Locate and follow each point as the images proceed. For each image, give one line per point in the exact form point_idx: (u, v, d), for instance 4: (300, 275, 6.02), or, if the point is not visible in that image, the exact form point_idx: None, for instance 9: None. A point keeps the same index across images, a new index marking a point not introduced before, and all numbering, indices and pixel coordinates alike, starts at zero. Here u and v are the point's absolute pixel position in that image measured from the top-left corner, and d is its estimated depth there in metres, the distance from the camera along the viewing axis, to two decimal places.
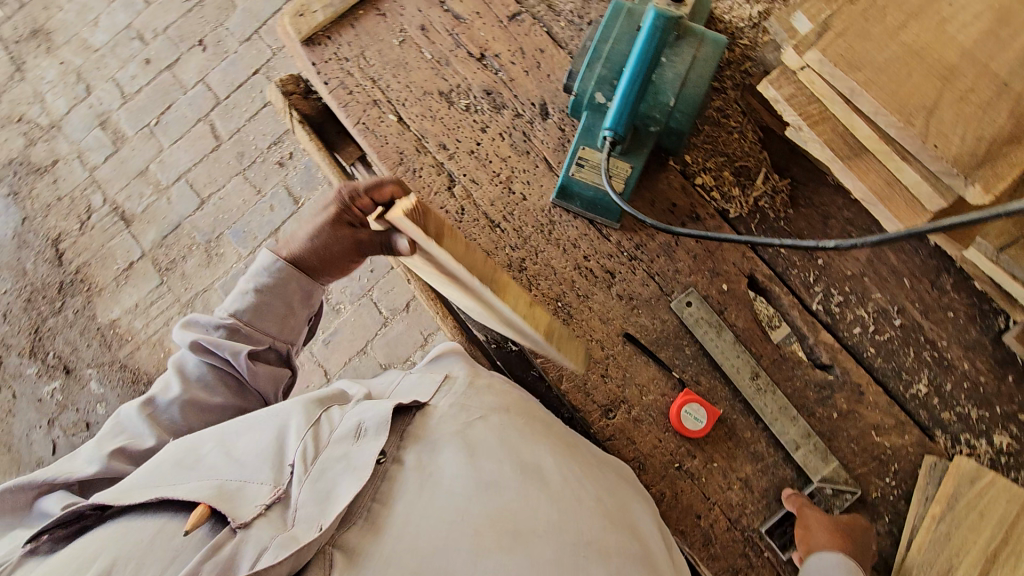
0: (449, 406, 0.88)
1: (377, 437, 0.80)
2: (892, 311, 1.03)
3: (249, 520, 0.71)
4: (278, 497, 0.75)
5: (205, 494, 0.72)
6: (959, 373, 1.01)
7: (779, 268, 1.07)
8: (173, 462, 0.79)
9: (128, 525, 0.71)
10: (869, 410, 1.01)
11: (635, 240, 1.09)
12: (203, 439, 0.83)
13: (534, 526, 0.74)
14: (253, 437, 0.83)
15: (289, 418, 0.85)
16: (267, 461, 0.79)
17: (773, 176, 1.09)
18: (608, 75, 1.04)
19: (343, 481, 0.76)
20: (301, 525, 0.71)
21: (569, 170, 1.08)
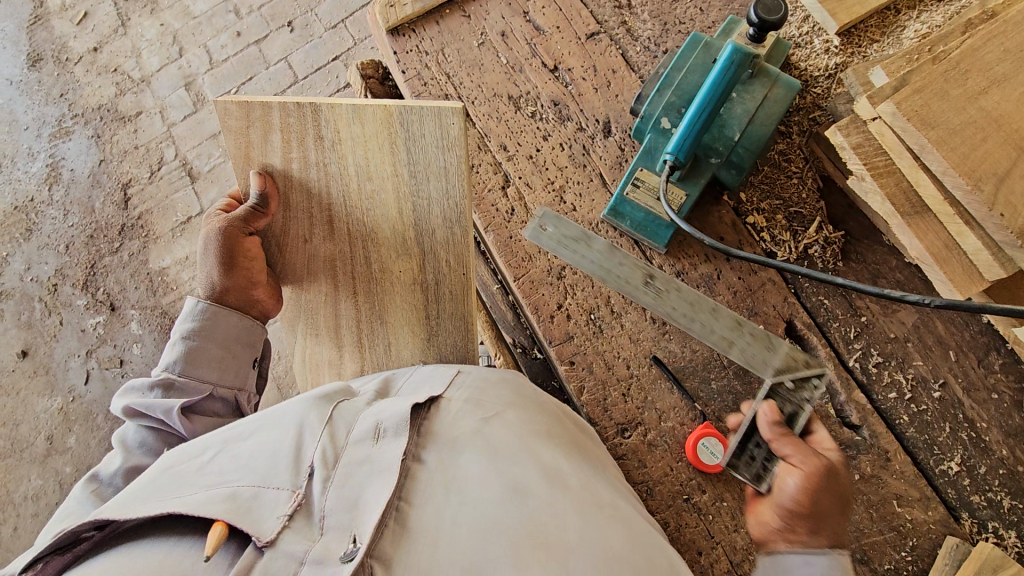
0: (464, 401, 0.79)
1: (397, 437, 0.70)
2: (932, 382, 1.00)
3: (275, 534, 0.60)
4: (299, 505, 0.65)
5: (219, 508, 0.61)
6: (995, 458, 0.96)
7: (820, 318, 1.05)
8: (173, 476, 0.68)
9: (123, 557, 0.59)
10: (893, 479, 0.97)
11: (677, 267, 1.10)
12: (202, 449, 0.73)
13: (581, 540, 0.62)
14: (260, 443, 0.73)
15: (299, 421, 0.75)
16: (282, 465, 0.69)
17: (827, 226, 1.08)
18: (677, 102, 1.06)
19: (372, 484, 0.66)
20: (332, 535, 0.62)
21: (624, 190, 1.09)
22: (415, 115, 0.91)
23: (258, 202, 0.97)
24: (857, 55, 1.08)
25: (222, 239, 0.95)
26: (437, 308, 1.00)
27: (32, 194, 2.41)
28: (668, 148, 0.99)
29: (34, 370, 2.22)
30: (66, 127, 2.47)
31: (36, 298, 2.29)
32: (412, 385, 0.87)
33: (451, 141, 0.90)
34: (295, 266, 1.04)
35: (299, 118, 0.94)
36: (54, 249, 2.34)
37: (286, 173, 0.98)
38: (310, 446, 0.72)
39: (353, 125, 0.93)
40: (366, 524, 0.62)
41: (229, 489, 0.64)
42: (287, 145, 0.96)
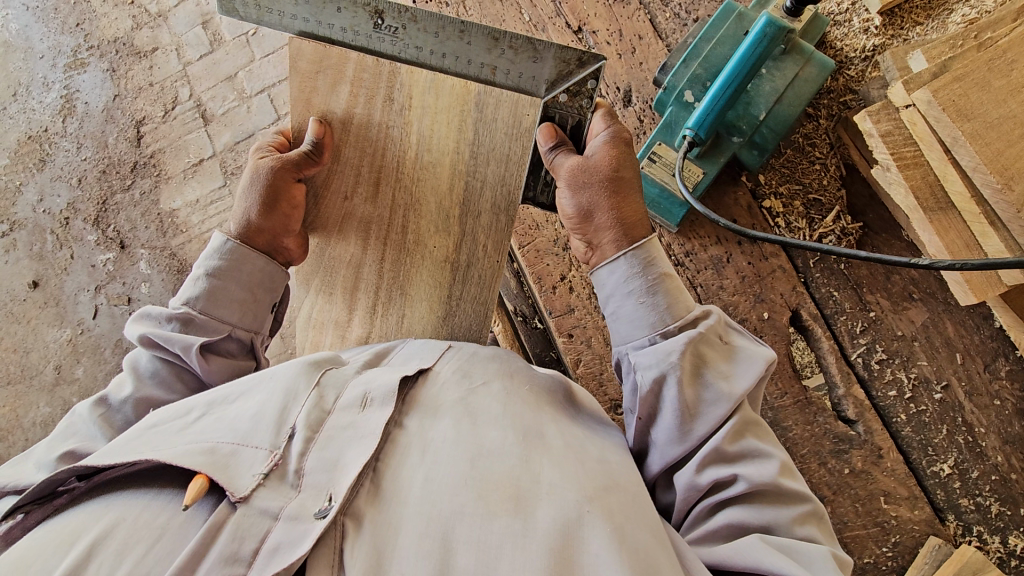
0: (452, 370, 0.80)
1: (384, 407, 0.72)
2: (935, 383, 0.99)
3: (249, 495, 0.61)
4: (276, 465, 0.65)
5: (197, 462, 0.62)
6: (989, 464, 0.95)
7: (827, 311, 1.03)
8: (156, 432, 0.69)
9: (106, 506, 0.62)
10: (883, 475, 0.97)
11: (687, 247, 1.07)
12: (188, 406, 0.73)
13: (554, 497, 0.64)
14: (245, 403, 0.73)
15: (287, 381, 0.74)
16: (265, 425, 0.69)
17: (845, 217, 1.04)
18: (702, 75, 1.01)
19: (353, 449, 0.67)
20: (308, 493, 0.63)
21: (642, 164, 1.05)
22: (490, 99, 0.95)
23: (313, 149, 0.94)
24: (897, 37, 1.02)
25: (273, 179, 0.91)
26: (460, 288, 0.98)
27: (46, 125, 2.40)
28: (688, 124, 0.96)
29: (45, 300, 2.26)
30: (82, 58, 2.43)
31: (48, 230, 2.31)
32: (402, 357, 0.87)
33: (520, 130, 0.94)
34: (327, 219, 0.99)
35: (375, 76, 0.95)
36: (67, 182, 2.34)
37: (345, 122, 0.97)
38: (297, 408, 0.71)
39: (426, 94, 0.95)
40: (342, 484, 0.63)
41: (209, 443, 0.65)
42: (355, 100, 0.96)
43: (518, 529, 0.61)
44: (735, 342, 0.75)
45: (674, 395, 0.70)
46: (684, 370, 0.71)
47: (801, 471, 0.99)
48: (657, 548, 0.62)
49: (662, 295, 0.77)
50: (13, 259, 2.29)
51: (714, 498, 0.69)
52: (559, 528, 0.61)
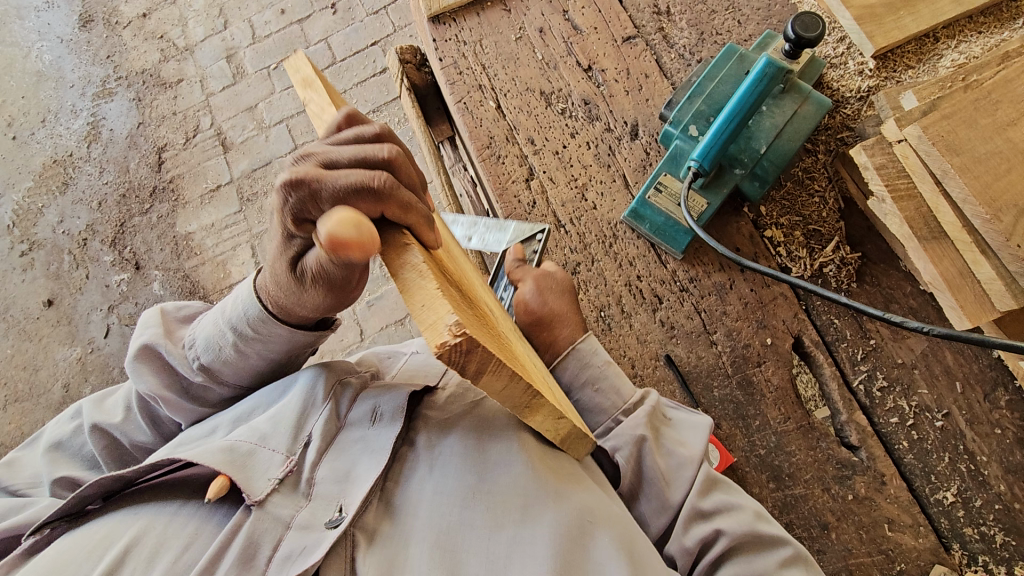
0: (456, 386, 0.83)
1: (392, 423, 0.74)
2: (935, 411, 1.00)
3: (263, 497, 0.68)
4: (290, 472, 0.71)
5: (219, 460, 0.69)
6: (992, 493, 0.96)
7: (828, 338, 1.06)
8: (185, 446, 0.77)
9: (137, 510, 0.72)
10: (886, 502, 0.98)
11: (691, 273, 1.11)
12: (215, 423, 0.81)
13: (553, 512, 0.68)
14: (263, 414, 0.79)
15: (301, 390, 0.79)
16: (281, 429, 0.75)
17: (844, 247, 1.08)
18: (706, 111, 1.07)
19: (364, 462, 0.72)
20: (319, 502, 0.69)
21: (646, 194, 1.11)
22: None
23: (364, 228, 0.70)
24: (891, 79, 1.08)
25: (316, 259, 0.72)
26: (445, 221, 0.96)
27: (71, 150, 2.49)
28: (694, 156, 1.00)
29: (58, 319, 2.30)
30: (110, 88, 2.55)
31: (66, 250, 2.37)
32: (412, 369, 0.90)
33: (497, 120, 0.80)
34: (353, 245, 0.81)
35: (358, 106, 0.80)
36: (87, 205, 2.42)
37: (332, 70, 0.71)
38: (310, 417, 0.76)
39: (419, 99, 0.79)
40: (353, 497, 0.69)
41: (229, 443, 0.72)
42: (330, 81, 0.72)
43: (515, 541, 0.66)
44: (677, 424, 0.90)
45: (649, 465, 0.86)
46: (651, 441, 0.87)
47: (806, 497, 0.99)
48: (645, 564, 0.67)
49: (608, 382, 0.93)
50: (29, 278, 2.35)
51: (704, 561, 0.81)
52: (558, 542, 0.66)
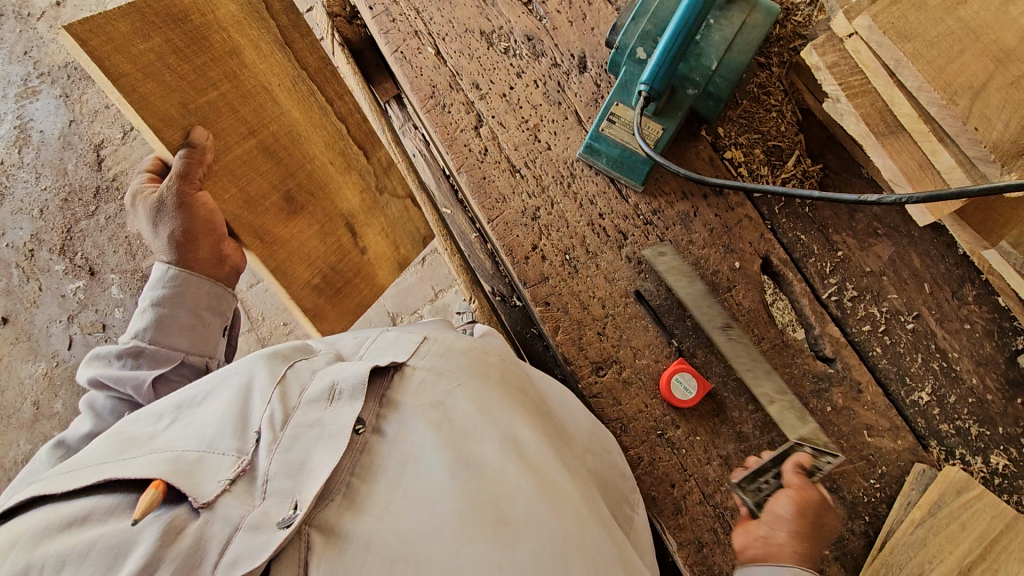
0: (427, 368, 0.81)
1: (352, 401, 0.73)
2: (906, 314, 1.00)
3: (213, 500, 0.62)
4: (243, 470, 0.66)
5: (162, 471, 0.63)
6: (965, 388, 0.97)
7: (796, 254, 1.04)
8: (122, 435, 0.69)
9: (62, 503, 0.61)
10: (864, 410, 0.98)
11: (653, 206, 1.08)
12: (154, 414, 0.73)
13: (535, 516, 0.70)
14: (209, 405, 0.73)
15: (248, 375, 0.76)
16: (229, 428, 0.69)
17: (805, 160, 1.06)
18: (652, 31, 0.99)
19: (320, 449, 0.68)
20: (273, 500, 0.64)
21: (599, 133, 1.05)
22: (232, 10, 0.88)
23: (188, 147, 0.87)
24: None
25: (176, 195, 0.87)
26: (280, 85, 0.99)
27: None
28: (643, 80, 0.94)
29: None
30: None
31: None
32: (375, 351, 0.87)
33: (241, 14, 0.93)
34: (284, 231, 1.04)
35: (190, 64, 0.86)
36: None
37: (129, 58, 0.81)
38: (258, 403, 0.72)
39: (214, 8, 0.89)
40: (309, 490, 0.64)
41: (173, 452, 0.66)
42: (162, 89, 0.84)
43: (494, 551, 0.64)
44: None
45: None
46: None
47: None
48: None
49: None
50: None
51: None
52: (543, 552, 0.67)
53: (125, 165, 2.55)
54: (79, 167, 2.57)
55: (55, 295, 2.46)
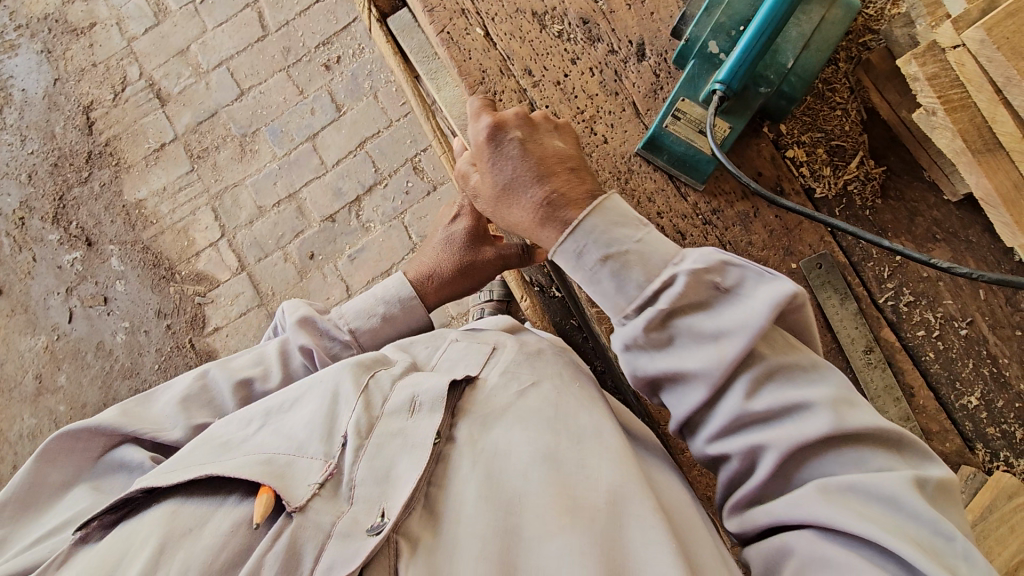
0: (498, 377, 0.93)
1: (432, 413, 0.84)
2: (960, 320, 1.01)
3: (305, 503, 0.74)
4: (330, 474, 0.78)
5: (260, 473, 0.76)
6: (1013, 392, 1.00)
7: (855, 258, 1.04)
8: (220, 441, 0.84)
9: (182, 504, 0.77)
10: (918, 414, 1.00)
11: (713, 205, 1.05)
12: (249, 421, 0.88)
13: (600, 482, 0.78)
14: (302, 410, 0.88)
15: (336, 385, 0.89)
16: (316, 436, 0.83)
17: (869, 161, 1.05)
18: (727, 24, 0.93)
19: (401, 461, 0.80)
20: (362, 507, 0.76)
21: (661, 132, 1.02)
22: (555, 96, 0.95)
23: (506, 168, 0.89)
24: None
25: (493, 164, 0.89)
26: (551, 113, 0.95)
27: None
28: (719, 78, 0.90)
29: None
30: None
31: None
32: (448, 362, 0.98)
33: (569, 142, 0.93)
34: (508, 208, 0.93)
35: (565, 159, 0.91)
36: None
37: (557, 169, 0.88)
38: (345, 415, 0.85)
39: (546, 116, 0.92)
40: (394, 502, 0.76)
41: (268, 457, 0.79)
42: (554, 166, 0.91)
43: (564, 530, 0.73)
44: (701, 267, 0.75)
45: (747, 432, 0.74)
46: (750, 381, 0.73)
47: None
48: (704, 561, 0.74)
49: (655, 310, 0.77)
50: None
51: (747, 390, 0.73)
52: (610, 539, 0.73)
53: (118, 129, 2.43)
54: (68, 130, 2.43)
55: (51, 265, 2.37)
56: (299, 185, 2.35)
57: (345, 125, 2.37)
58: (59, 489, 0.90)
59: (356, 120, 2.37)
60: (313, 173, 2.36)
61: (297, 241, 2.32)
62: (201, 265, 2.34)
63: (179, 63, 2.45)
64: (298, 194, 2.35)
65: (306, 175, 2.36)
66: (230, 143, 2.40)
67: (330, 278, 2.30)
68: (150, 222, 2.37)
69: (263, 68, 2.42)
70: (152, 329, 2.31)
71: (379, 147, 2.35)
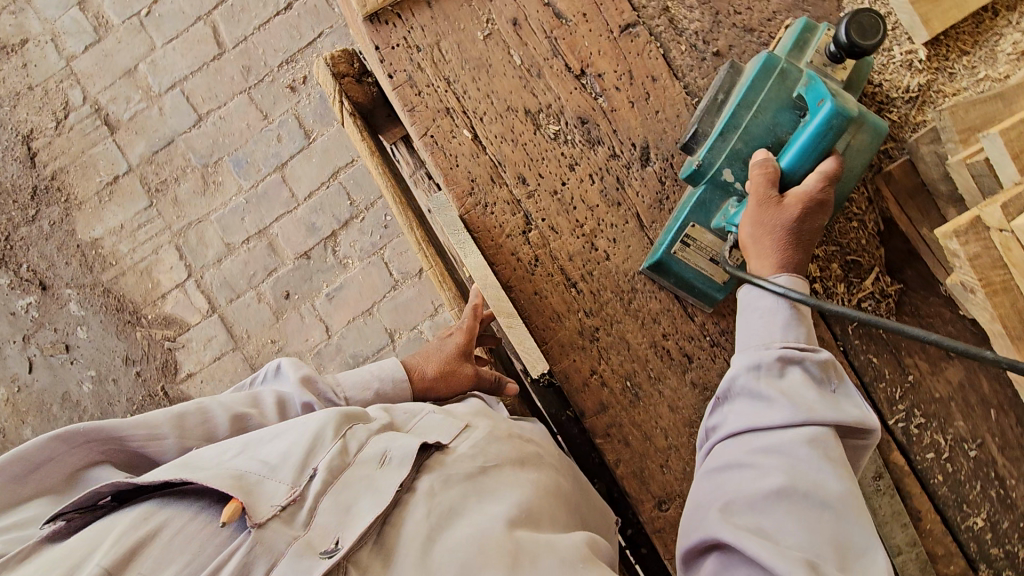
0: (468, 447, 0.83)
1: (402, 468, 0.75)
2: (970, 442, 0.99)
3: (265, 520, 0.65)
4: (295, 500, 0.69)
5: (229, 485, 0.67)
6: (1018, 513, 0.99)
7: (867, 378, 1.00)
8: (190, 459, 0.73)
9: (157, 511, 0.67)
10: (925, 537, 0.99)
11: (721, 325, 0.99)
12: (226, 446, 0.76)
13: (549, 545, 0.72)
14: (280, 439, 0.77)
15: (316, 428, 0.78)
16: (290, 462, 0.73)
17: (884, 277, 0.99)
18: (743, 151, 0.87)
19: (365, 498, 0.71)
20: (316, 532, 0.67)
21: (670, 256, 0.94)
22: None
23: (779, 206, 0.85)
24: (943, 71, 0.94)
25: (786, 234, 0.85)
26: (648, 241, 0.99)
27: None
28: (738, 221, 0.87)
29: None
30: None
31: None
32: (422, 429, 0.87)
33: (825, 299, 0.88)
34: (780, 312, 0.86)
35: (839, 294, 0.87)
36: None
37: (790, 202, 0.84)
38: (322, 451, 0.75)
39: None
40: (352, 531, 0.67)
41: (239, 472, 0.70)
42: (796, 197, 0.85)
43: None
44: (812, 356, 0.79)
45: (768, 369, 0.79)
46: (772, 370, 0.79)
47: None
48: None
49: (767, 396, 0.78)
50: None
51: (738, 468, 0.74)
52: None
53: (64, 161, 2.23)
54: (8, 163, 2.22)
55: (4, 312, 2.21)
56: (269, 220, 2.21)
57: (317, 153, 2.21)
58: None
59: (327, 147, 2.21)
60: (284, 206, 2.21)
61: (270, 280, 2.20)
62: (169, 308, 2.21)
63: (126, 85, 2.23)
64: (269, 230, 2.20)
65: (276, 209, 2.21)
66: (190, 174, 2.22)
67: (308, 318, 2.20)
68: (109, 262, 2.22)
69: (222, 90, 2.22)
70: (120, 377, 2.19)
71: (354, 178, 2.20)
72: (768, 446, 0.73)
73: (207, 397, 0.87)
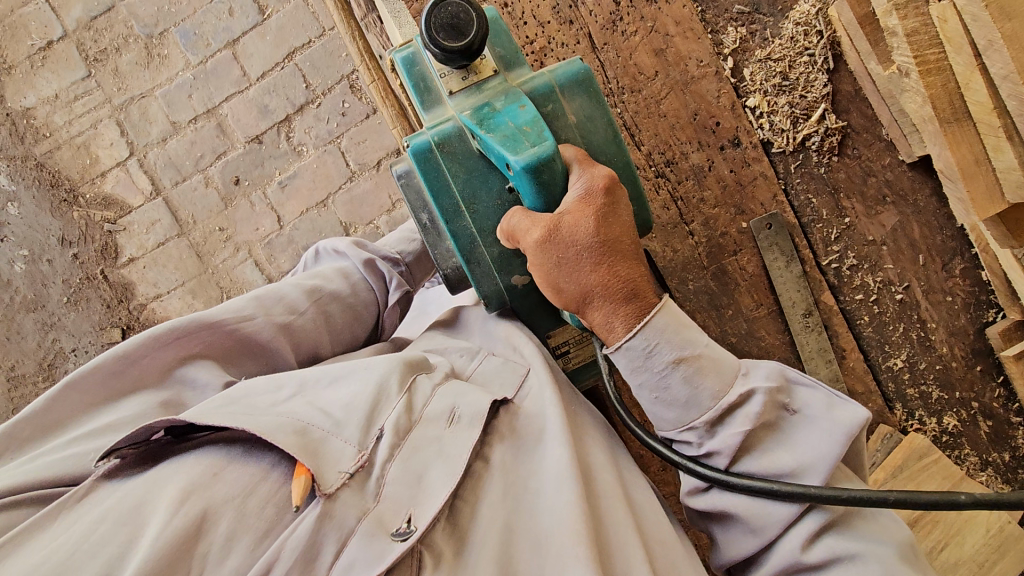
0: (533, 407, 0.81)
1: (472, 426, 0.74)
2: (897, 285, 1.01)
3: (335, 489, 0.65)
4: (362, 464, 0.68)
5: (291, 441, 0.66)
6: (935, 355, 1.02)
7: (805, 219, 1.01)
8: (242, 400, 0.73)
9: (225, 466, 0.66)
10: (846, 375, 1.02)
11: (667, 156, 0.99)
12: (281, 382, 0.77)
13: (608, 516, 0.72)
14: (341, 386, 0.76)
15: (379, 375, 0.76)
16: (355, 415, 0.72)
17: (830, 115, 0.99)
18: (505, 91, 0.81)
19: (436, 467, 0.71)
20: (387, 505, 0.67)
21: (471, 271, 0.83)
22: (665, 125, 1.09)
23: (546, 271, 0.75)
24: None
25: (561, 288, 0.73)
26: None
27: None
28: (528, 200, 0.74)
29: None
30: None
31: None
32: (484, 377, 0.85)
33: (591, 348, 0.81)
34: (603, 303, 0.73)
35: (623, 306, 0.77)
36: None
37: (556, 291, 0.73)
38: (386, 407, 0.74)
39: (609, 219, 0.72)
40: (425, 510, 0.67)
41: (301, 426, 0.69)
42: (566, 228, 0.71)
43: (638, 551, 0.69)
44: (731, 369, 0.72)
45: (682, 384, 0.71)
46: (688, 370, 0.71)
47: None
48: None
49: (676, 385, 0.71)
50: None
51: (806, 528, 0.68)
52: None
53: None
54: None
55: None
56: (218, 99, 2.09)
57: (271, 31, 2.09)
58: (94, 402, 0.78)
59: (283, 25, 2.09)
60: (234, 86, 2.09)
61: (219, 163, 2.09)
62: (108, 188, 2.09)
63: None
64: (218, 110, 2.09)
65: (226, 88, 2.09)
66: (133, 45, 2.08)
67: (259, 207, 2.10)
68: (43, 134, 2.08)
69: None
70: (56, 258, 2.07)
71: (311, 61, 2.08)
72: (711, 459, 0.72)
73: (273, 286, 0.95)
